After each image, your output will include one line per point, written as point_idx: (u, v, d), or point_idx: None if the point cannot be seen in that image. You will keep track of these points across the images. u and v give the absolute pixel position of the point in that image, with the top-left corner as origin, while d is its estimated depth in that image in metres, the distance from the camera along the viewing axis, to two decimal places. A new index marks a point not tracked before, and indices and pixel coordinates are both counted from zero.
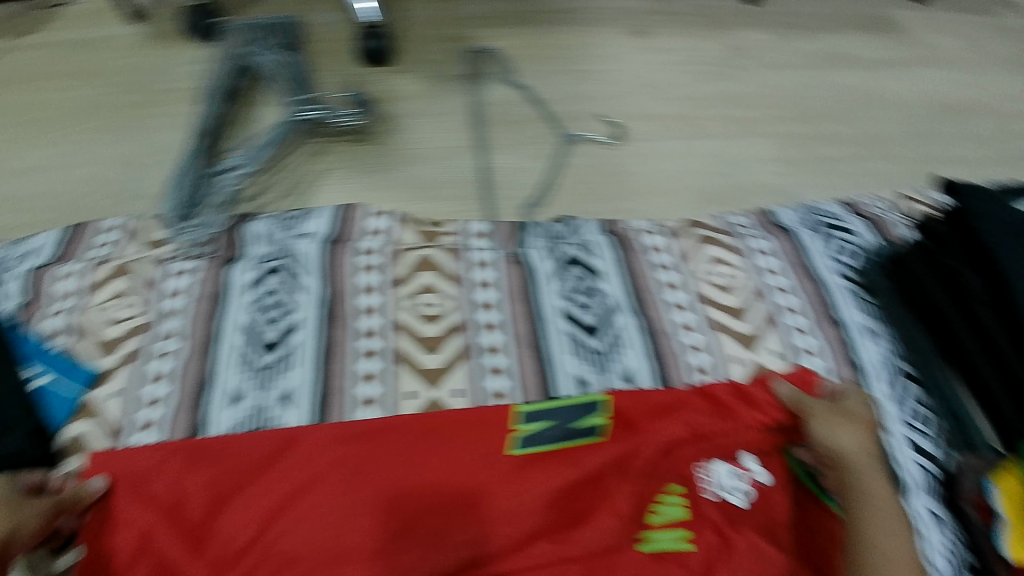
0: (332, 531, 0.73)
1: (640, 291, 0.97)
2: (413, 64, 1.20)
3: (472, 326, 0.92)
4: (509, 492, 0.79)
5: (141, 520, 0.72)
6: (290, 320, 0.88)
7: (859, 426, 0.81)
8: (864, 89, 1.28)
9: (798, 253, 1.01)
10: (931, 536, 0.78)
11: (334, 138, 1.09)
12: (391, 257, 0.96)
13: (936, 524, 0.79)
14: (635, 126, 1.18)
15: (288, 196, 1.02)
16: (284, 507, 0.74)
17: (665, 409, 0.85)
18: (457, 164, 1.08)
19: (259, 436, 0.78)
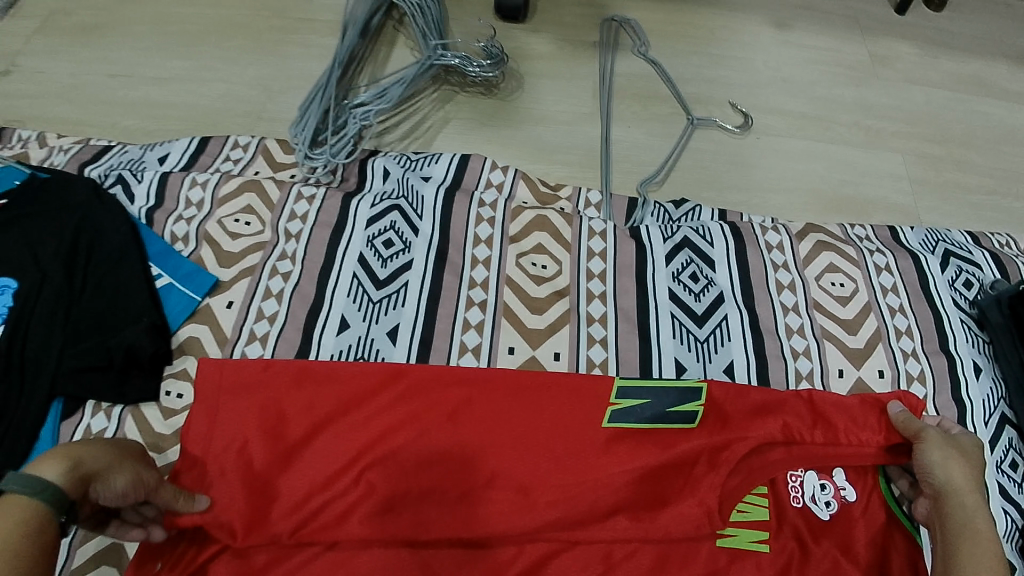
0: (422, 472, 0.73)
1: (752, 287, 0.90)
2: (547, 24, 1.19)
3: (577, 293, 0.87)
4: (599, 468, 0.75)
5: (243, 429, 0.70)
6: (405, 253, 0.87)
7: (970, 465, 0.76)
8: (1006, 121, 1.21)
9: (919, 276, 0.95)
10: None
11: (462, 87, 1.10)
12: (505, 212, 0.92)
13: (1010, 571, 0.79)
14: (762, 119, 1.14)
15: (410, 137, 1.04)
16: (381, 442, 0.73)
17: (766, 411, 0.79)
18: (577, 130, 1.07)
19: (363, 365, 0.76)
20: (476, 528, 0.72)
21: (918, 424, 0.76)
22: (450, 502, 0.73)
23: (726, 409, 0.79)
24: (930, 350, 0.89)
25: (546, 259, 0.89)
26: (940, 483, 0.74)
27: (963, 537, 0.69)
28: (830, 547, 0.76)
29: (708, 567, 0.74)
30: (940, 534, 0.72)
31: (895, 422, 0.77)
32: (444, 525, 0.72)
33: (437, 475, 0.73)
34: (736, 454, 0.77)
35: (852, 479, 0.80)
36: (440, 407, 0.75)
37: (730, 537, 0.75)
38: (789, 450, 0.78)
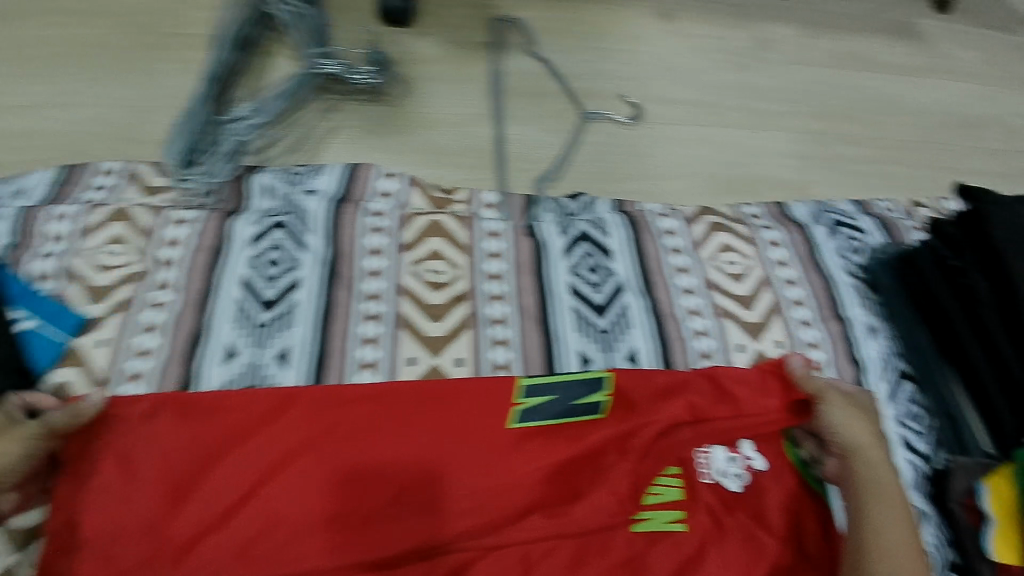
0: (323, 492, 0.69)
1: (649, 274, 0.91)
2: (434, 26, 1.17)
3: (476, 295, 0.86)
4: (511, 469, 0.74)
5: (127, 471, 0.67)
6: (293, 271, 0.84)
7: (867, 420, 0.78)
8: (883, 93, 1.27)
9: (809, 248, 0.98)
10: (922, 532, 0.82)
11: (350, 96, 1.06)
12: (398, 220, 0.90)
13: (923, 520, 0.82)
14: (653, 108, 1.16)
15: (296, 150, 1.00)
16: (278, 469, 0.69)
17: (666, 394, 0.79)
18: (471, 131, 1.06)
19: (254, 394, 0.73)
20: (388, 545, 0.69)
21: (815, 386, 0.78)
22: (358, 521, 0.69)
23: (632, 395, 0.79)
24: (824, 318, 0.92)
25: (442, 264, 0.87)
26: (846, 442, 0.76)
27: (871, 495, 0.72)
28: (743, 518, 0.77)
29: (626, 555, 0.72)
30: (851, 494, 0.73)
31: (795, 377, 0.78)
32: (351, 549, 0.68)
33: (341, 494, 0.70)
34: (645, 438, 0.77)
35: (760, 449, 0.80)
36: (339, 427, 0.72)
37: (645, 521, 0.74)
38: (696, 427, 0.78)
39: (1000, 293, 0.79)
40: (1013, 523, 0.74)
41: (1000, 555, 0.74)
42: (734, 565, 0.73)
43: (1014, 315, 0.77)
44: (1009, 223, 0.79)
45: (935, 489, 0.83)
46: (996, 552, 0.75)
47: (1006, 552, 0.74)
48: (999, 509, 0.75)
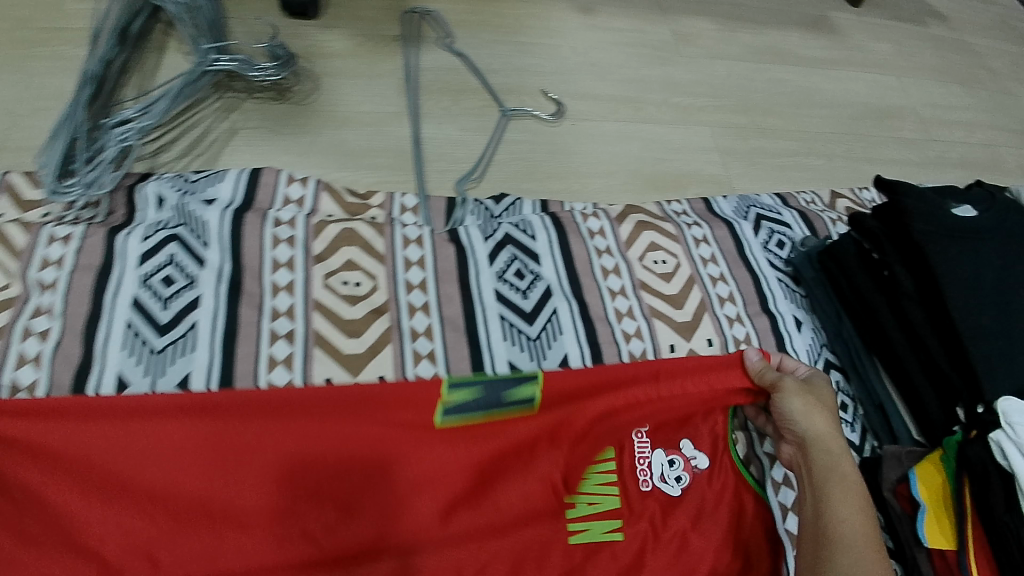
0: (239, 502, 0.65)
1: (577, 277, 0.88)
2: (343, 19, 1.10)
3: (397, 307, 0.80)
4: (441, 462, 0.70)
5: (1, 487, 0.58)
6: (190, 289, 0.76)
7: (831, 409, 0.75)
8: (799, 85, 1.29)
9: (735, 243, 0.97)
10: None
11: (250, 93, 0.98)
12: (307, 228, 0.83)
13: None
14: (576, 103, 1.12)
15: (191, 154, 0.92)
16: (187, 481, 0.63)
17: (598, 389, 0.73)
18: (386, 130, 1.00)
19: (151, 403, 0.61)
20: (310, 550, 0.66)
21: (773, 374, 0.75)
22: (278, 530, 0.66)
23: (568, 391, 0.72)
24: (752, 313, 0.91)
25: (358, 275, 0.81)
26: (804, 432, 0.73)
27: (832, 484, 0.69)
28: (681, 522, 0.74)
29: (564, 565, 0.71)
30: (811, 485, 0.71)
31: (754, 374, 0.75)
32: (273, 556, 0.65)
33: (259, 505, 0.65)
34: (580, 433, 0.74)
35: (701, 448, 0.77)
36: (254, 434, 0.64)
37: (582, 533, 0.72)
38: (630, 413, 0.75)
39: (922, 285, 0.81)
40: (943, 507, 0.77)
41: (934, 542, 0.76)
42: (670, 571, 0.71)
43: (937, 309, 0.79)
44: (927, 217, 0.81)
45: (866, 475, 0.85)
46: (931, 540, 0.76)
47: (940, 537, 0.75)
48: (929, 495, 0.78)
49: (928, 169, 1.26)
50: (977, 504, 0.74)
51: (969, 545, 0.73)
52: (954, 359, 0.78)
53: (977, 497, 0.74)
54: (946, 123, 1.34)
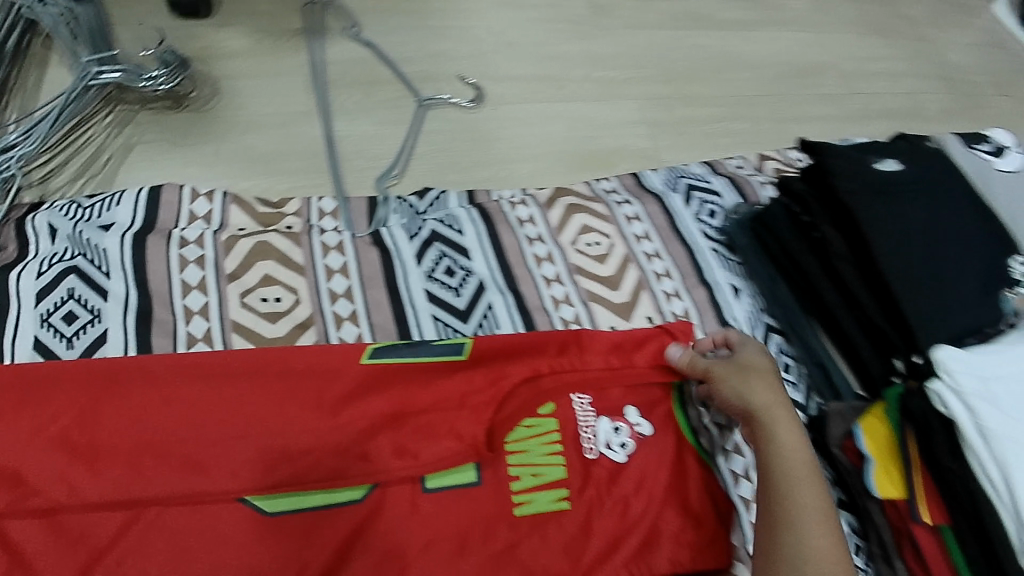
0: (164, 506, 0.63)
1: (509, 267, 0.85)
2: (239, 16, 1.03)
3: (322, 319, 0.76)
4: (364, 408, 0.69)
5: None
6: (96, 323, 0.70)
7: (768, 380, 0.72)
8: (719, 50, 1.28)
9: (667, 216, 0.96)
10: None
11: (143, 104, 0.91)
12: (216, 246, 0.77)
13: None
14: (495, 86, 1.09)
15: (84, 176, 0.85)
16: (111, 480, 0.63)
17: (521, 350, 0.76)
18: (296, 131, 0.94)
19: (69, 375, 0.66)
20: (251, 553, 0.62)
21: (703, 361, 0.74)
22: (216, 532, 0.63)
23: (498, 352, 0.75)
24: (690, 286, 0.90)
25: (277, 290, 0.76)
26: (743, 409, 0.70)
27: (774, 461, 0.66)
28: (625, 488, 0.73)
29: (509, 540, 0.68)
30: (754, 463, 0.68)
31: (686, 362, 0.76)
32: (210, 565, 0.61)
33: (203, 464, 0.64)
34: (504, 389, 0.73)
35: (645, 414, 0.77)
36: (176, 396, 0.66)
37: (528, 505, 0.70)
38: (559, 377, 0.76)
39: (853, 243, 0.81)
40: (889, 457, 0.76)
41: (884, 492, 0.74)
42: (618, 535, 0.70)
43: (870, 268, 0.79)
44: (850, 175, 0.81)
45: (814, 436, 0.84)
46: (881, 492, 0.74)
47: (891, 489, 0.74)
48: (876, 447, 0.77)
49: (853, 123, 1.27)
50: (923, 455, 0.73)
51: (919, 493, 0.72)
52: (888, 313, 0.78)
53: (922, 449, 0.74)
54: (866, 76, 1.36)
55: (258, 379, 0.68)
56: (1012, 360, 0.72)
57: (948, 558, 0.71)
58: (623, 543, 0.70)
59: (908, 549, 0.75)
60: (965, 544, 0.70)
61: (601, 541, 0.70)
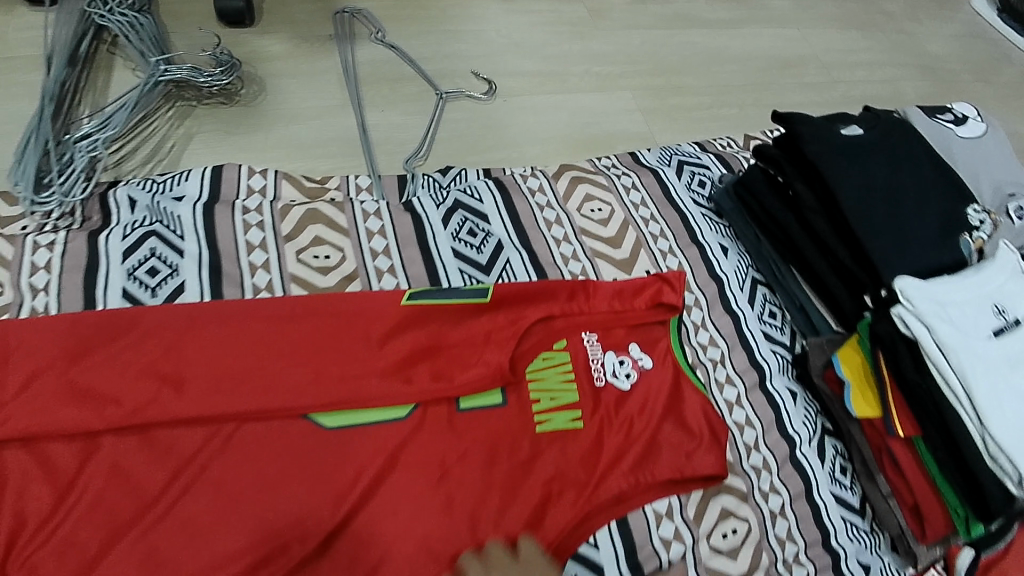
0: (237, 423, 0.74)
1: (524, 229, 0.97)
2: (279, 24, 1.17)
3: (365, 272, 0.88)
4: (404, 344, 0.82)
5: (55, 393, 0.70)
6: (175, 276, 0.82)
7: None
8: (707, 46, 1.42)
9: (661, 187, 1.09)
10: (790, 407, 0.95)
11: (199, 99, 1.05)
12: (273, 213, 0.90)
13: (792, 397, 0.95)
14: (506, 81, 1.22)
15: (152, 160, 0.98)
16: (190, 402, 0.73)
17: (535, 296, 0.88)
18: (333, 121, 1.08)
19: (153, 318, 0.77)
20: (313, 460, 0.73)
21: None
22: (283, 443, 0.74)
23: (514, 294, 0.87)
24: (683, 245, 1.03)
25: (327, 249, 0.89)
26: None
27: None
28: (630, 410, 0.84)
29: (531, 452, 0.79)
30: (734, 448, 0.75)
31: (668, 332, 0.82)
32: (281, 469, 0.72)
33: (269, 388, 0.75)
34: (523, 326, 0.85)
35: (647, 350, 0.89)
36: (244, 334, 0.78)
37: (547, 423, 0.81)
38: (570, 319, 0.88)
39: (821, 196, 0.92)
40: (864, 380, 0.88)
41: (861, 412, 0.86)
42: (624, 448, 0.82)
43: (837, 216, 0.90)
44: (817, 138, 0.94)
45: (797, 370, 0.96)
46: (859, 412, 0.86)
47: (866, 407, 0.86)
48: (853, 373, 0.88)
49: (831, 107, 1.40)
50: (892, 374, 0.85)
51: (891, 408, 0.84)
52: (854, 253, 0.90)
53: (891, 368, 0.85)
54: (844, 66, 1.49)
55: (313, 321, 0.80)
56: (962, 288, 0.83)
57: (920, 464, 0.84)
58: (629, 454, 0.81)
59: (887, 462, 0.87)
60: (936, 448, 0.81)
61: (611, 453, 0.81)
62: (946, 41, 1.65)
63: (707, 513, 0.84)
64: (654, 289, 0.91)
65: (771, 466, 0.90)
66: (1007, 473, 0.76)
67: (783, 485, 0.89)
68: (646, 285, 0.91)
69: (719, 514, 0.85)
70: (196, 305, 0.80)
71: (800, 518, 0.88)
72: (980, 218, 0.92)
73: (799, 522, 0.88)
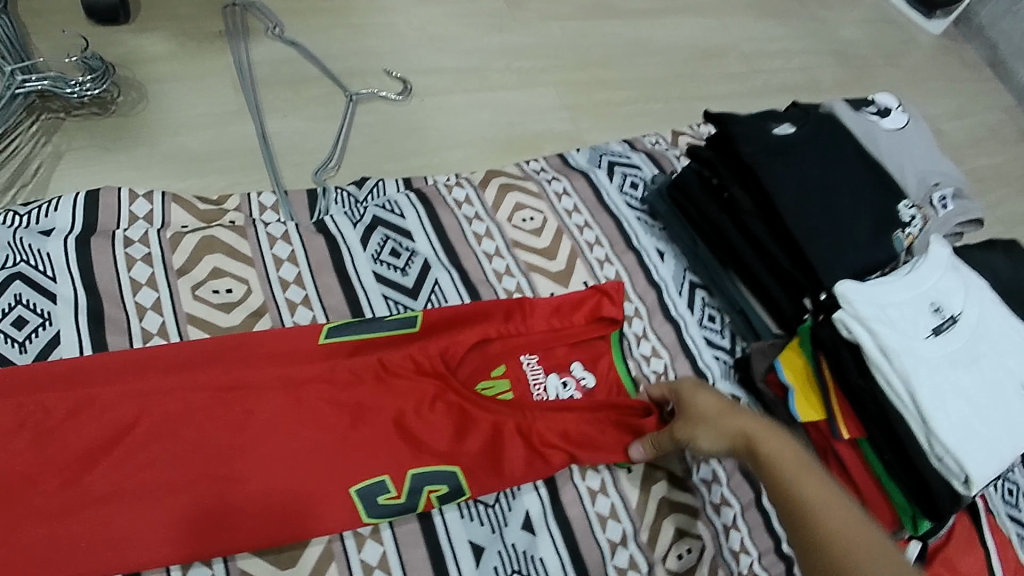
0: (118, 474, 0.61)
1: (451, 245, 0.89)
2: (160, 20, 1.03)
3: (275, 306, 0.78)
4: (328, 379, 0.72)
5: None
6: (47, 327, 0.70)
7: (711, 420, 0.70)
8: (628, 36, 1.37)
9: (593, 190, 1.04)
10: None
11: (68, 111, 0.91)
12: (161, 244, 0.78)
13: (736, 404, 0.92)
14: (421, 79, 1.13)
15: (14, 187, 0.84)
16: (74, 468, 0.61)
17: (468, 318, 0.80)
18: (229, 131, 0.96)
19: (19, 377, 0.64)
20: (206, 515, 0.62)
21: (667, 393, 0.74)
22: (174, 493, 0.62)
23: (445, 320, 0.79)
24: (619, 252, 0.98)
25: (229, 281, 0.78)
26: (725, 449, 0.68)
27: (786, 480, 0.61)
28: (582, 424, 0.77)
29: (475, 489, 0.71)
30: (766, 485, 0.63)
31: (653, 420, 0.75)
32: (171, 524, 0.61)
33: (171, 444, 0.64)
34: (457, 355, 0.77)
35: (589, 368, 0.83)
36: (140, 381, 0.66)
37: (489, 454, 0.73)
38: (507, 341, 0.81)
39: (757, 199, 0.89)
40: (807, 384, 0.86)
41: (806, 416, 0.84)
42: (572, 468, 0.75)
43: (775, 220, 0.88)
44: (750, 139, 0.90)
45: (740, 374, 0.93)
46: (804, 416, 0.84)
47: (811, 411, 0.84)
48: (795, 377, 0.86)
49: (754, 98, 1.38)
50: (835, 377, 0.83)
51: (836, 412, 0.82)
52: (793, 257, 0.87)
53: (834, 371, 0.83)
54: (763, 54, 1.48)
55: (217, 368, 0.69)
56: (901, 288, 0.82)
57: (867, 467, 0.83)
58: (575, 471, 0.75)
59: (833, 463, 0.85)
60: (882, 451, 0.80)
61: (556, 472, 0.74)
62: (855, 27, 1.68)
63: (660, 536, 0.77)
64: (594, 302, 0.85)
65: (721, 476, 0.82)
66: (952, 474, 0.76)
67: (734, 495, 0.82)
68: (585, 298, 0.85)
69: (674, 532, 0.78)
70: (74, 358, 0.67)
71: (753, 530, 0.80)
72: (910, 214, 0.92)
73: (751, 532, 0.80)
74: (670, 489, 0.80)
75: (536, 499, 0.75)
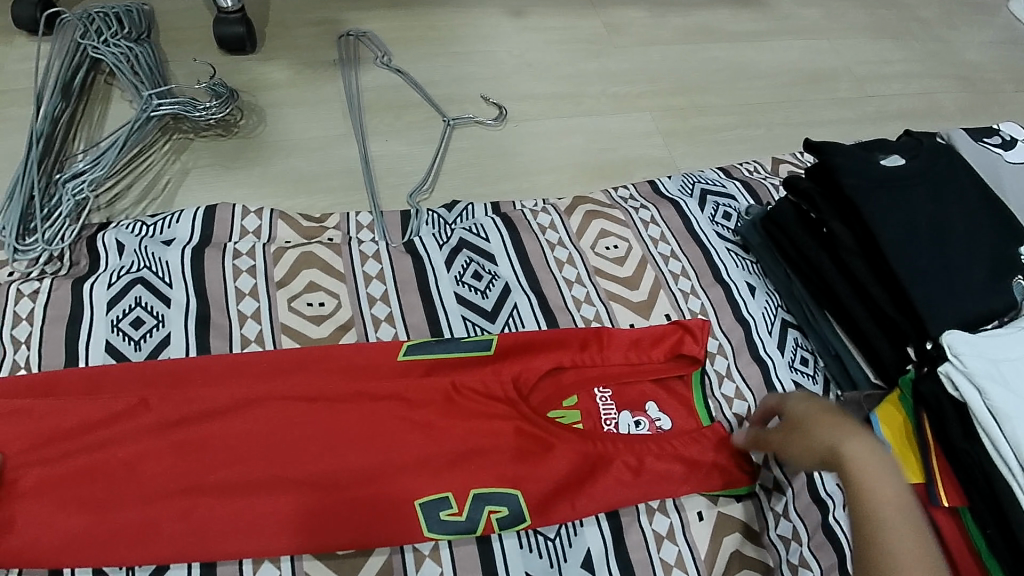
0: (210, 465, 0.68)
1: (533, 271, 0.91)
2: (281, 50, 1.12)
3: (361, 322, 0.83)
4: (402, 397, 0.74)
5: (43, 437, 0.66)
6: (159, 328, 0.77)
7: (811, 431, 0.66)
8: (731, 60, 1.34)
9: (682, 220, 1.02)
10: None
11: (197, 133, 1.01)
12: (266, 257, 0.85)
13: None
14: (517, 104, 1.16)
15: (146, 200, 0.93)
16: (175, 457, 0.67)
17: (544, 346, 0.81)
18: (334, 152, 1.02)
19: (142, 371, 0.72)
20: (282, 513, 0.66)
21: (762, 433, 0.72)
22: (257, 489, 0.67)
23: (519, 346, 0.80)
24: (705, 284, 0.96)
25: (321, 295, 0.84)
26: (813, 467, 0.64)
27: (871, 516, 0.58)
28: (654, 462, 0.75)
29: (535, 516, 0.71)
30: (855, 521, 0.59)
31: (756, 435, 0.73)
32: (252, 516, 0.66)
33: (258, 444, 0.69)
34: (528, 382, 0.78)
35: (666, 409, 0.82)
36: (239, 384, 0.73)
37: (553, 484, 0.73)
38: (580, 371, 0.81)
39: (859, 236, 0.84)
40: (907, 443, 0.78)
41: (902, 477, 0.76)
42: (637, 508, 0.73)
43: (878, 259, 0.82)
44: (855, 171, 0.85)
45: None
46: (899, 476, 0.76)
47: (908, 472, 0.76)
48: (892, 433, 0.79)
49: (868, 125, 1.31)
50: (938, 439, 0.75)
51: (935, 476, 0.74)
52: (898, 302, 0.81)
53: (937, 432, 0.75)
54: (880, 79, 1.40)
55: (306, 378, 0.75)
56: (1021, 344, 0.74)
57: (970, 540, 0.73)
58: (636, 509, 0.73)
59: None
60: (985, 524, 0.70)
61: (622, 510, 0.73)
62: (991, 48, 1.54)
63: None
64: (673, 340, 0.84)
65: (801, 535, 0.75)
66: None
67: (815, 559, 0.73)
68: (665, 335, 0.84)
69: None
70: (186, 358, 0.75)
71: None
72: None
73: None
74: (745, 543, 0.77)
75: (597, 535, 0.74)
